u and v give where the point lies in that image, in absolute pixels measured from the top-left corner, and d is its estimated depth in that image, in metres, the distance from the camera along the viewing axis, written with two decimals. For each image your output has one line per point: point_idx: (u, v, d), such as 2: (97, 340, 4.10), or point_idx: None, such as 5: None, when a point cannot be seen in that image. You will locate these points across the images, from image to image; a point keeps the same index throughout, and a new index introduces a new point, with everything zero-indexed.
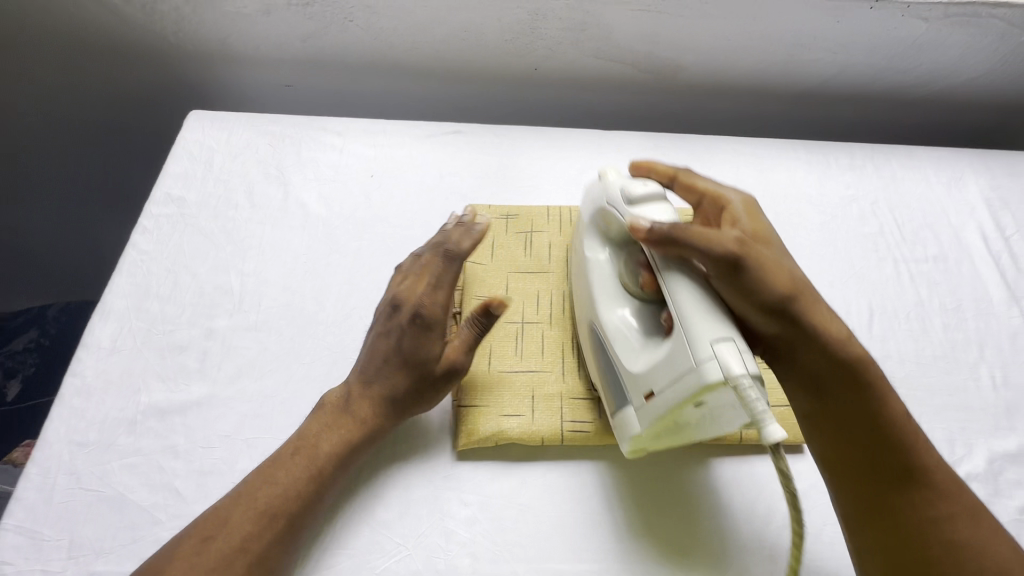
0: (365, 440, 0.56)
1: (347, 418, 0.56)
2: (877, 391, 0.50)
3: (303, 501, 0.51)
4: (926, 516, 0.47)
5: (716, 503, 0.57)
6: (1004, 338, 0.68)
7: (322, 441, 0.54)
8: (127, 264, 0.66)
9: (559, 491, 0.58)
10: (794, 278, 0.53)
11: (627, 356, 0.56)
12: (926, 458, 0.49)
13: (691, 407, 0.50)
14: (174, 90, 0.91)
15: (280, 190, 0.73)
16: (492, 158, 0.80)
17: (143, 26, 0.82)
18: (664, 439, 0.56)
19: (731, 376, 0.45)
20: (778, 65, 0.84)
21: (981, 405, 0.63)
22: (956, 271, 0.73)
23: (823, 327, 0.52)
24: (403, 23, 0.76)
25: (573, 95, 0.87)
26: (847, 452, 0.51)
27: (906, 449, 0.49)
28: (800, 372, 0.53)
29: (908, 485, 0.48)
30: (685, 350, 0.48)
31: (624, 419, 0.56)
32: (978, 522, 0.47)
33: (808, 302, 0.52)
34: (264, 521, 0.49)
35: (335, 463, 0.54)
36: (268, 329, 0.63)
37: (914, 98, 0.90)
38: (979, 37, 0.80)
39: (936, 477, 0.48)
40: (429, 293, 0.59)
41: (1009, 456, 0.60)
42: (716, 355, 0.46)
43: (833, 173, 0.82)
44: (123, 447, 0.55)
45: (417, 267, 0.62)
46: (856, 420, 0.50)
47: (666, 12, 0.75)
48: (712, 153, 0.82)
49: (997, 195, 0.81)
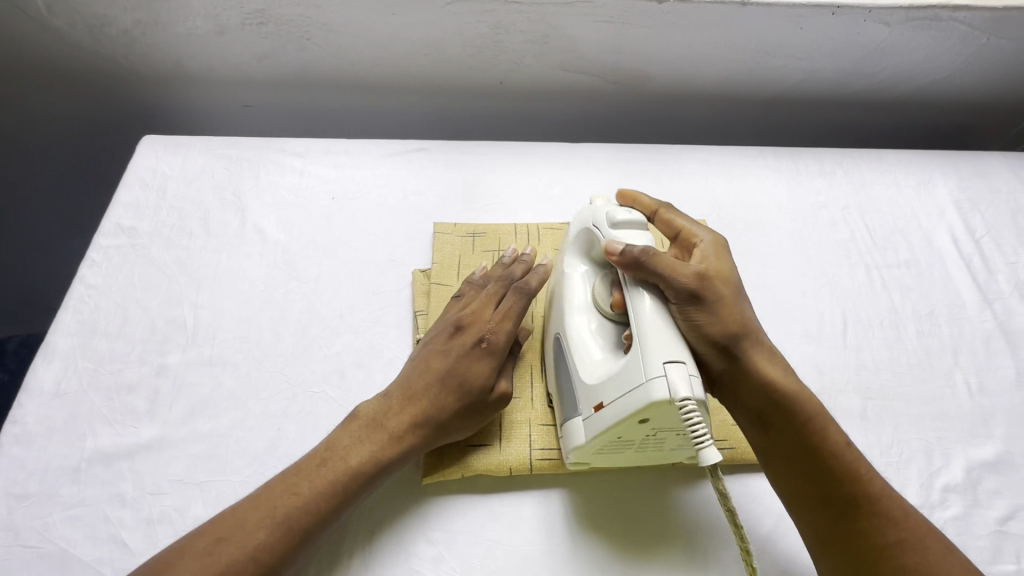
0: (394, 461, 0.53)
1: (382, 432, 0.53)
2: (822, 426, 0.51)
3: (321, 518, 0.48)
4: (874, 542, 0.47)
5: (718, 538, 0.55)
6: (977, 343, 0.71)
7: (351, 453, 0.51)
8: (73, 300, 0.64)
9: (532, 524, 0.55)
10: (744, 313, 0.53)
11: (584, 364, 0.54)
12: (873, 483, 0.49)
13: (635, 423, 0.48)
14: (139, 112, 0.92)
15: (237, 216, 0.73)
16: (459, 173, 0.80)
17: (95, 51, 0.83)
18: (605, 457, 0.53)
19: (676, 397, 0.44)
20: (746, 70, 0.88)
21: (958, 413, 0.65)
22: (927, 275, 0.77)
23: (770, 362, 0.53)
24: (361, 40, 0.81)
25: (540, 105, 0.93)
26: (798, 485, 0.51)
27: (852, 474, 0.49)
28: (747, 406, 0.53)
29: (856, 511, 0.49)
30: (636, 364, 0.47)
31: (569, 429, 0.54)
32: (924, 547, 0.47)
33: (756, 338, 0.53)
34: (280, 532, 0.47)
35: (359, 483, 0.51)
36: (223, 364, 0.61)
37: (882, 100, 0.95)
38: (942, 40, 0.85)
39: (884, 502, 0.49)
40: (500, 317, 0.57)
41: (986, 464, 0.62)
42: (666, 375, 0.45)
43: (804, 180, 0.85)
44: (67, 497, 0.53)
45: (489, 287, 0.61)
46: (805, 453, 0.51)
47: (628, 23, 0.79)
48: (679, 165, 0.84)
49: (966, 196, 0.85)
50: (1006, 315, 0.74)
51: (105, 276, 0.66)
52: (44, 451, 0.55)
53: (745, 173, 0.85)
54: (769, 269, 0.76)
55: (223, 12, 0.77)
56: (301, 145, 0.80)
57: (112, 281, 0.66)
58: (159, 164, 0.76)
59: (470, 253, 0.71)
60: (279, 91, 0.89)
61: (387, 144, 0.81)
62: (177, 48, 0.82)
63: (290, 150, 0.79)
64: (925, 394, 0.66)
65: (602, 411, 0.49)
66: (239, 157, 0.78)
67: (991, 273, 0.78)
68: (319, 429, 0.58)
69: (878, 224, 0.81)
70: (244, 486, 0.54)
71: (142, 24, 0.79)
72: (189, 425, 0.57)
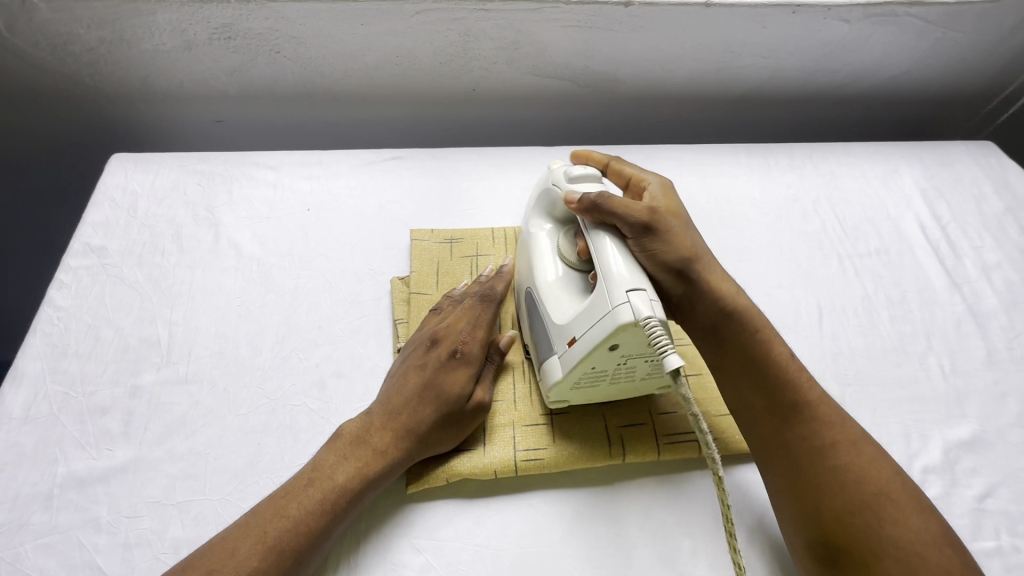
0: (380, 475, 0.52)
1: (366, 446, 0.53)
2: (767, 337, 0.55)
3: (314, 537, 0.48)
4: (815, 444, 0.51)
5: (710, 526, 0.56)
6: (949, 326, 0.73)
7: (337, 470, 0.51)
8: (42, 323, 0.63)
9: (519, 525, 0.55)
10: (693, 241, 0.57)
11: (554, 307, 0.56)
12: (810, 393, 0.53)
13: (607, 352, 0.50)
14: (107, 130, 0.91)
15: (210, 231, 0.72)
16: (435, 181, 0.80)
17: (59, 70, 0.82)
18: (584, 390, 0.56)
19: (641, 318, 0.46)
20: (713, 71, 0.90)
21: (933, 395, 0.67)
22: (897, 262, 0.79)
23: (720, 283, 0.57)
24: (332, 51, 0.81)
25: (515, 110, 0.94)
26: (748, 395, 0.55)
27: (792, 386, 0.53)
28: (701, 325, 0.57)
29: (799, 418, 0.52)
30: (602, 296, 0.50)
31: (548, 368, 0.56)
32: (858, 449, 0.51)
33: (706, 262, 0.57)
34: (274, 556, 0.46)
35: (347, 500, 0.50)
36: (200, 380, 0.60)
37: (846, 96, 0.98)
38: (899, 35, 0.87)
39: (820, 408, 0.53)
40: (472, 329, 0.60)
41: (963, 444, 0.63)
42: (630, 301, 0.47)
43: (775, 175, 0.87)
44: (39, 525, 0.51)
45: (458, 303, 0.63)
46: (755, 364, 0.54)
47: (596, 28, 0.81)
48: (652, 165, 0.85)
49: (931, 185, 0.88)
50: (974, 299, 0.76)
51: (76, 297, 0.65)
52: (15, 479, 0.53)
53: (717, 171, 0.86)
54: (744, 263, 0.77)
55: (190, 27, 0.76)
56: (273, 159, 0.80)
57: (82, 302, 0.65)
58: (130, 182, 0.75)
59: (448, 259, 0.71)
60: (252, 105, 0.89)
61: (360, 154, 0.82)
62: (146, 66, 0.81)
63: (264, 163, 0.79)
64: (900, 378, 0.68)
65: (576, 344, 0.52)
66: (213, 170, 0.78)
67: (959, 258, 0.80)
68: (300, 442, 0.57)
69: (848, 215, 0.83)
70: (224, 504, 0.53)
71: (109, 42, 0.78)
72: (167, 445, 0.56)
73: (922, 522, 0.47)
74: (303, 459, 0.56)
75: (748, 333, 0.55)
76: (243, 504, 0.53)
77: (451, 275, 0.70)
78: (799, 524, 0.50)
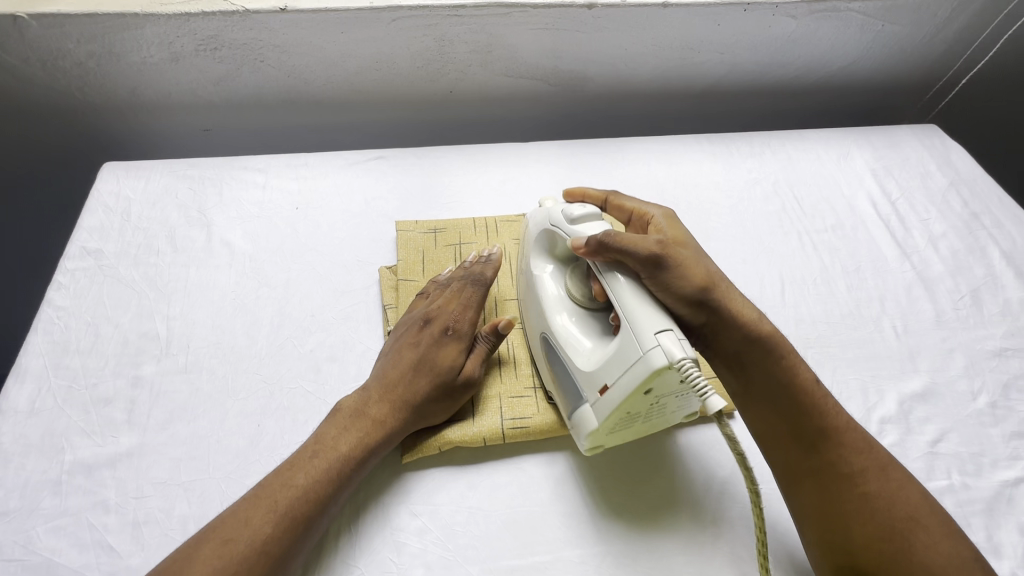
0: (379, 444, 0.56)
1: (366, 417, 0.56)
2: (790, 363, 0.57)
3: (320, 503, 0.51)
4: (841, 471, 0.53)
5: (686, 478, 0.60)
6: (900, 291, 0.79)
7: (340, 441, 0.55)
8: (42, 323, 0.65)
9: (509, 487, 0.58)
10: (713, 272, 0.58)
11: (578, 356, 0.57)
12: (836, 420, 0.55)
13: (642, 396, 0.51)
14: (96, 142, 0.94)
15: (203, 231, 0.75)
16: (417, 177, 0.84)
17: (48, 85, 0.85)
18: (618, 435, 0.56)
19: (675, 360, 0.48)
20: (675, 67, 0.96)
21: (888, 353, 0.72)
22: (852, 236, 0.85)
23: (744, 309, 0.57)
24: (314, 59, 0.85)
25: (490, 110, 0.99)
26: (772, 420, 0.57)
27: (820, 413, 0.55)
28: (725, 354, 0.58)
29: (824, 445, 0.55)
30: (631, 341, 0.51)
31: (581, 419, 0.56)
32: (887, 475, 0.53)
33: (729, 291, 0.58)
34: (285, 522, 0.49)
35: (350, 467, 0.54)
36: (200, 369, 0.63)
37: (800, 87, 1.05)
38: (843, 29, 0.95)
39: (847, 435, 0.55)
40: (462, 308, 0.64)
41: (916, 396, 0.68)
42: (660, 343, 0.49)
43: (736, 161, 0.92)
44: (49, 510, 0.54)
45: (446, 287, 0.67)
46: (782, 389, 0.56)
47: (563, 29, 0.86)
48: (622, 156, 0.90)
49: (881, 165, 0.94)
50: (922, 266, 0.82)
51: (76, 297, 0.67)
52: (23, 468, 0.55)
53: (684, 160, 0.92)
54: (710, 242, 0.82)
55: (176, 40, 0.80)
56: (263, 162, 0.83)
57: (81, 302, 0.67)
58: (122, 189, 0.78)
59: (433, 248, 0.75)
60: (238, 113, 0.92)
61: (346, 155, 0.85)
62: (135, 78, 0.85)
63: (253, 166, 0.82)
64: (858, 340, 0.73)
65: (608, 393, 0.52)
66: (204, 175, 0.81)
67: (908, 230, 0.86)
68: (298, 422, 0.60)
69: (805, 195, 0.89)
70: (228, 481, 0.56)
71: (98, 55, 0.81)
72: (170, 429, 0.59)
73: (951, 545, 0.49)
74: (302, 438, 0.59)
75: (773, 361, 0.57)
76: (246, 481, 0.56)
77: (437, 262, 0.74)
78: (827, 548, 0.52)
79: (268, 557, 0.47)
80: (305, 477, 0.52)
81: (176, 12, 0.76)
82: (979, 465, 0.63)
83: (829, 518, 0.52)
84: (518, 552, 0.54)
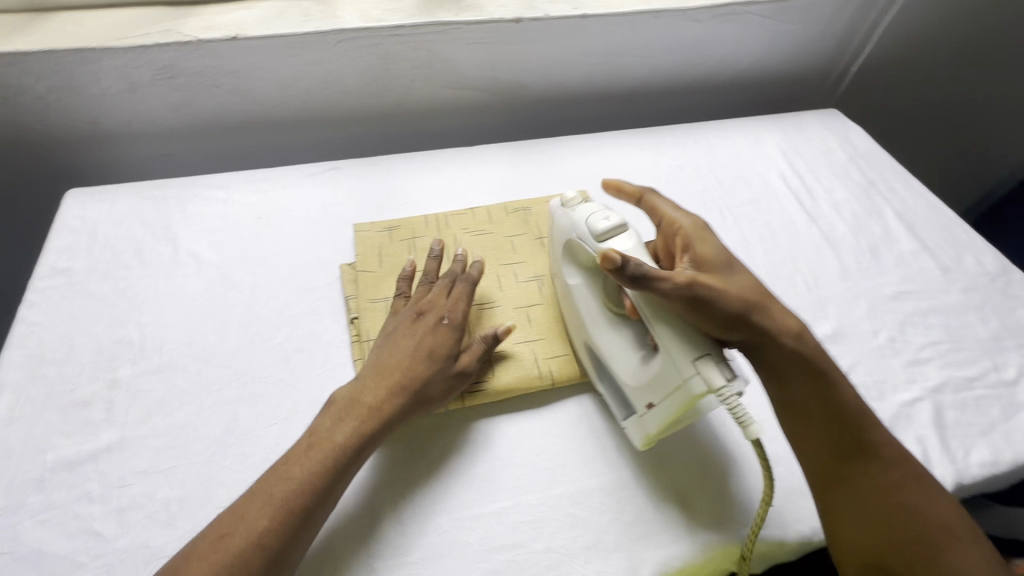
0: (371, 438, 0.59)
1: (339, 410, 0.61)
2: (820, 367, 0.60)
3: (316, 496, 0.55)
4: (875, 482, 0.57)
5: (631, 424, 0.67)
6: (810, 251, 0.89)
7: (333, 436, 0.58)
8: (17, 338, 0.68)
9: (471, 447, 0.65)
10: (743, 282, 0.61)
11: (622, 367, 0.62)
12: (876, 436, 0.59)
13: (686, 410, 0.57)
14: (55, 173, 0.97)
15: (170, 245, 0.80)
16: (371, 183, 0.91)
17: (9, 121, 0.88)
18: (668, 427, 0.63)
19: (716, 387, 0.52)
20: (601, 71, 1.06)
21: (801, 303, 0.81)
22: (767, 207, 0.95)
23: (776, 320, 0.60)
24: (267, 80, 0.91)
25: (438, 119, 1.07)
26: (807, 430, 0.60)
27: (861, 429, 0.58)
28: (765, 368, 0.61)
29: (858, 457, 0.58)
30: (673, 367, 0.55)
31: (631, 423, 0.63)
32: (921, 485, 0.57)
33: (760, 301, 0.60)
34: (280, 513, 0.53)
35: (343, 458, 0.57)
36: (174, 368, 0.67)
37: (716, 83, 1.17)
38: (744, 30, 1.07)
39: (883, 450, 0.58)
40: (394, 291, 0.70)
41: (826, 337, 0.78)
42: (700, 372, 0.53)
43: (664, 150, 1.03)
44: (35, 506, 0.57)
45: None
46: (802, 387, 0.60)
47: (495, 41, 0.95)
48: (559, 152, 0.99)
49: (790, 146, 1.06)
50: (829, 229, 0.92)
51: (48, 312, 0.71)
52: (7, 471, 0.58)
53: (615, 152, 1.01)
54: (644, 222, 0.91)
55: (134, 71, 0.85)
56: (223, 179, 0.89)
57: (54, 316, 0.71)
58: (87, 212, 0.82)
59: (388, 243, 0.81)
60: (198, 137, 0.98)
61: (301, 168, 0.92)
62: (92, 108, 0.89)
63: (213, 183, 0.88)
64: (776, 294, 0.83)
65: (656, 408, 0.58)
66: (166, 194, 0.86)
67: (814, 199, 0.97)
68: (272, 407, 0.65)
69: (725, 175, 1.00)
70: (208, 464, 0.60)
71: (56, 88, 0.85)
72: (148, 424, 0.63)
73: (977, 553, 0.53)
74: (276, 421, 0.64)
75: (800, 368, 0.60)
76: (226, 463, 0.61)
77: (393, 255, 0.80)
78: (844, 539, 0.56)
79: (263, 551, 0.51)
80: (297, 475, 0.55)
81: (130, 44, 0.82)
82: (880, 389, 0.73)
83: (861, 524, 0.55)
84: (481, 501, 0.61)
